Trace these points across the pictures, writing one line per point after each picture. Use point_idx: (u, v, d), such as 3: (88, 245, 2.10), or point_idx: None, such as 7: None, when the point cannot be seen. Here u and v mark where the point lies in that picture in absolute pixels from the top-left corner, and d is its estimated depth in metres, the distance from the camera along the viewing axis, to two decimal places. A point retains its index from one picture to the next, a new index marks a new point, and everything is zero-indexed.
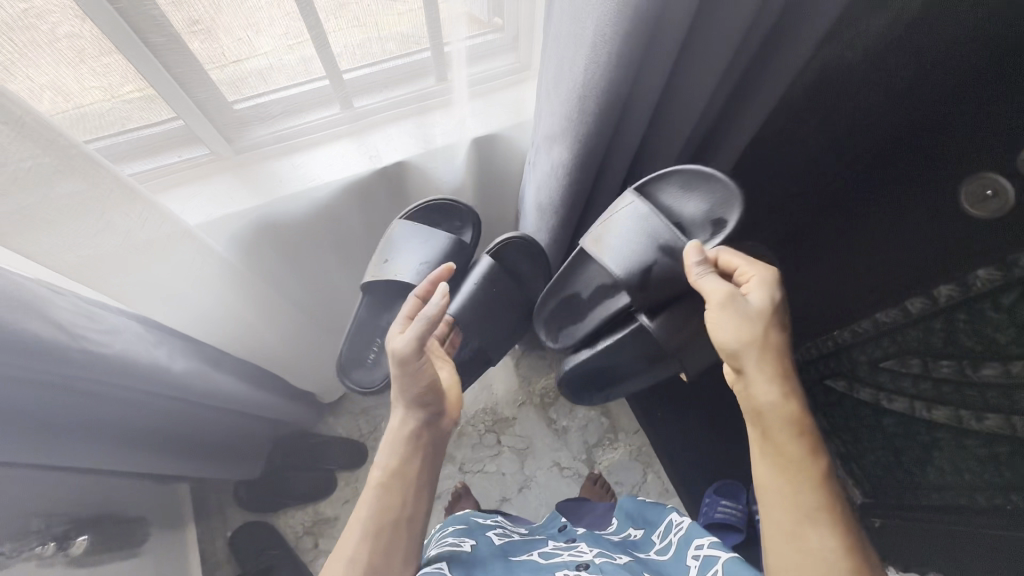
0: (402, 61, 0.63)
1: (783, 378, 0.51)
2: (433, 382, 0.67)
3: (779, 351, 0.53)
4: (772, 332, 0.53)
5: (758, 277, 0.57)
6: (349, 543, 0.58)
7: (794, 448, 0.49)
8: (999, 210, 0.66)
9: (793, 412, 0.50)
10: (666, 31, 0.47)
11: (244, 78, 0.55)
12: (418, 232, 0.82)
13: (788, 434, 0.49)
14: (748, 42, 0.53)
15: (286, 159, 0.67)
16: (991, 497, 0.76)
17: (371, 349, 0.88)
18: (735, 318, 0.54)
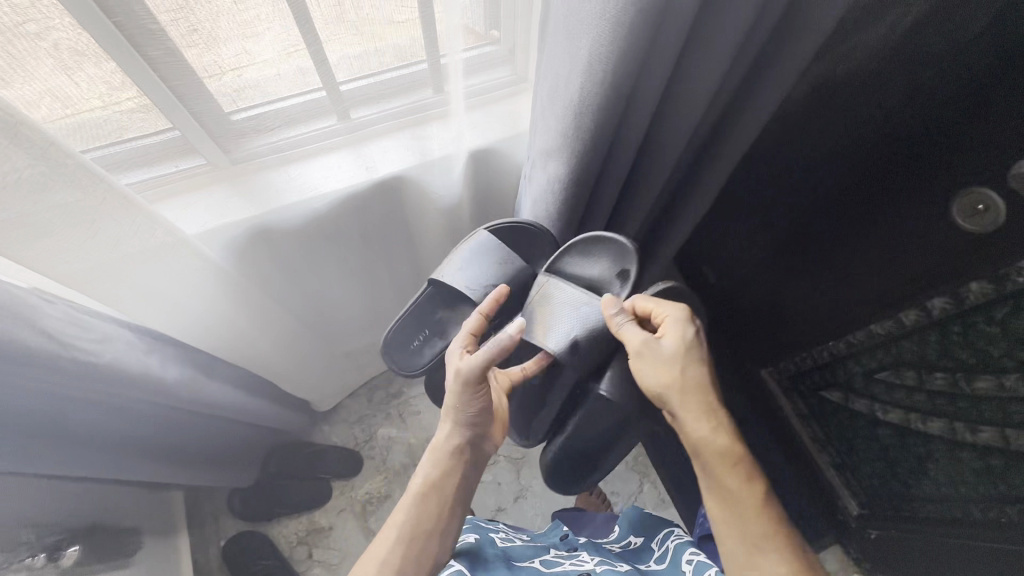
0: (399, 72, 0.64)
1: (708, 415, 0.61)
2: (486, 407, 0.70)
3: (701, 387, 0.63)
4: (700, 378, 0.63)
5: (672, 318, 0.65)
6: (384, 545, 0.63)
7: (731, 480, 0.59)
8: (992, 225, 0.60)
9: (720, 446, 0.60)
10: (661, 47, 0.47)
11: (241, 88, 0.55)
12: (495, 250, 0.78)
13: (721, 468, 0.59)
14: (744, 57, 0.54)
15: (283, 170, 0.68)
16: (987, 509, 0.76)
17: (418, 336, 0.86)
18: (658, 373, 0.63)
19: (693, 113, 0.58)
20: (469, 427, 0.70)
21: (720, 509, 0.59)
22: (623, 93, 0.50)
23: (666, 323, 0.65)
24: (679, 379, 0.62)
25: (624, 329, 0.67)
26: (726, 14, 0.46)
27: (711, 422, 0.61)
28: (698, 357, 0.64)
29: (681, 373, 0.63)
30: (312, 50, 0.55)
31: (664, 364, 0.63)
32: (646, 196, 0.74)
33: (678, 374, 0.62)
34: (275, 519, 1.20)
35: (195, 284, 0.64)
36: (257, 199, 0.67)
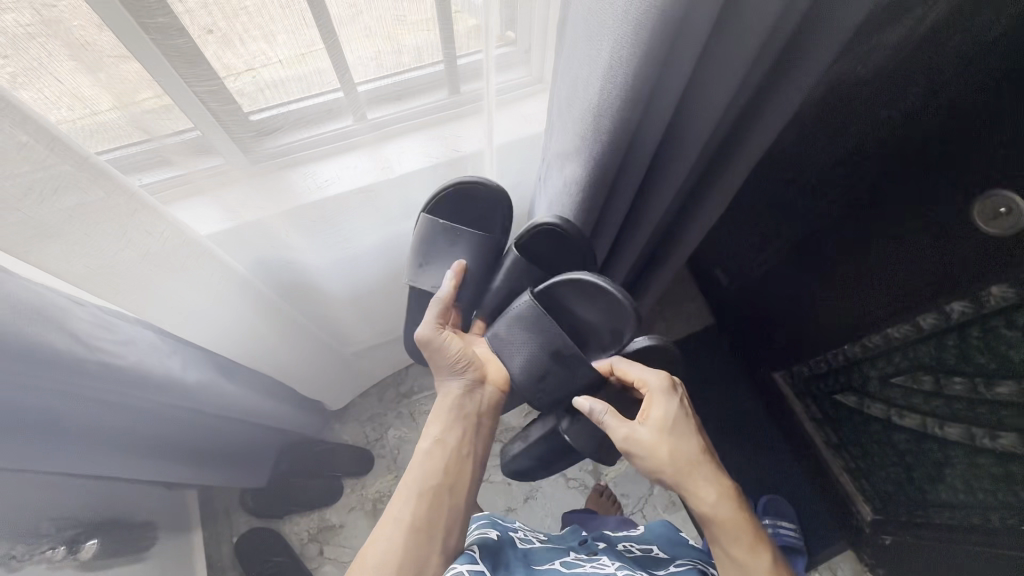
0: (414, 74, 0.64)
1: (707, 489, 0.66)
2: (469, 354, 0.76)
3: (693, 463, 0.66)
4: (691, 454, 0.67)
5: (655, 392, 0.69)
6: (399, 504, 0.67)
7: (736, 547, 0.64)
8: (1013, 229, 0.59)
9: (721, 517, 0.65)
10: (677, 50, 0.47)
11: (260, 88, 0.55)
12: (437, 229, 0.78)
13: (725, 537, 0.65)
14: (763, 56, 0.53)
15: (300, 169, 0.67)
16: (1005, 516, 0.75)
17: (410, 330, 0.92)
18: (649, 458, 0.67)
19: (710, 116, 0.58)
20: (459, 380, 0.75)
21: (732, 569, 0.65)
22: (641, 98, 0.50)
23: (650, 403, 0.69)
24: (673, 461, 0.66)
25: (607, 421, 0.69)
26: (748, 13, 0.46)
27: (710, 495, 0.65)
28: (684, 432, 0.68)
29: (672, 455, 0.66)
30: (331, 49, 0.55)
31: (654, 450, 0.67)
32: (662, 198, 0.73)
33: (670, 457, 0.66)
34: (288, 517, 1.21)
35: (214, 283, 0.65)
36: (277, 199, 0.67)
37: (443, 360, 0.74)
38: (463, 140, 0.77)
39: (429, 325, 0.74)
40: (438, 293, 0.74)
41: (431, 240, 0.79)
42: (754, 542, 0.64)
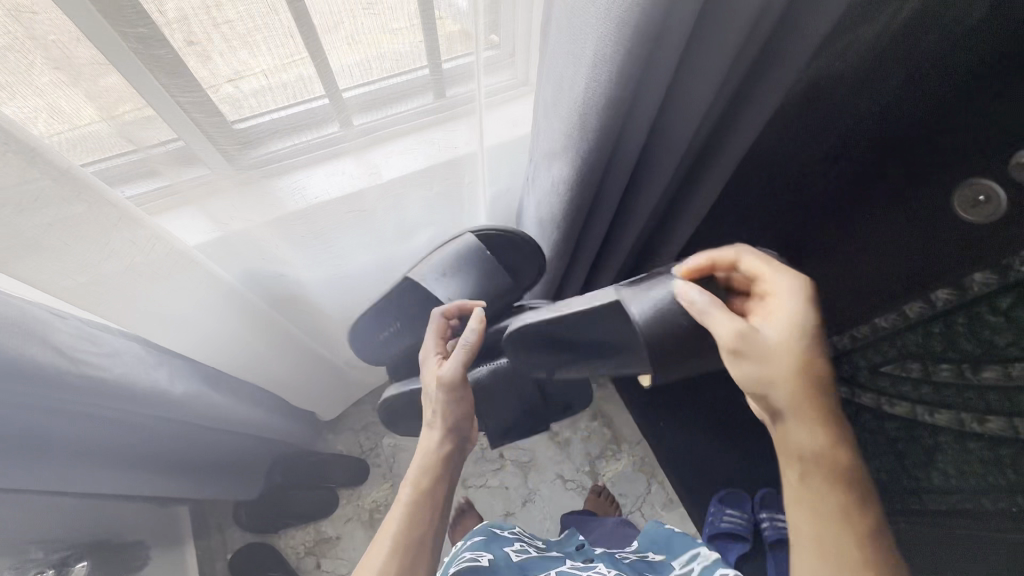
0: (400, 79, 0.64)
1: (828, 421, 0.51)
2: (468, 409, 0.74)
3: (822, 386, 0.52)
4: (818, 373, 0.51)
5: (785, 290, 0.55)
6: (378, 557, 0.61)
7: (822, 499, 0.49)
8: (994, 214, 0.63)
9: (830, 460, 0.50)
10: (661, 42, 0.47)
11: (244, 97, 0.55)
12: (473, 258, 0.79)
13: (824, 485, 0.50)
14: (749, 50, 0.53)
15: (289, 177, 0.66)
16: (997, 500, 0.76)
17: (387, 330, 0.89)
18: (761, 360, 0.52)
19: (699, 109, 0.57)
20: (455, 431, 0.72)
21: (811, 541, 0.49)
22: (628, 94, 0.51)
23: (782, 300, 0.55)
24: (792, 374, 0.51)
25: (706, 309, 0.57)
26: (730, 11, 0.47)
27: (818, 433, 0.50)
28: (819, 348, 0.53)
29: (797, 366, 0.51)
30: (312, 51, 0.55)
31: (779, 353, 0.52)
32: (652, 195, 0.73)
33: (787, 367, 0.51)
34: (283, 531, 1.20)
35: (201, 292, 0.64)
36: (264, 208, 0.67)
37: (455, 409, 0.72)
38: (454, 142, 0.76)
39: (455, 368, 0.72)
40: (467, 338, 0.73)
41: (464, 265, 0.79)
42: (848, 504, 0.49)
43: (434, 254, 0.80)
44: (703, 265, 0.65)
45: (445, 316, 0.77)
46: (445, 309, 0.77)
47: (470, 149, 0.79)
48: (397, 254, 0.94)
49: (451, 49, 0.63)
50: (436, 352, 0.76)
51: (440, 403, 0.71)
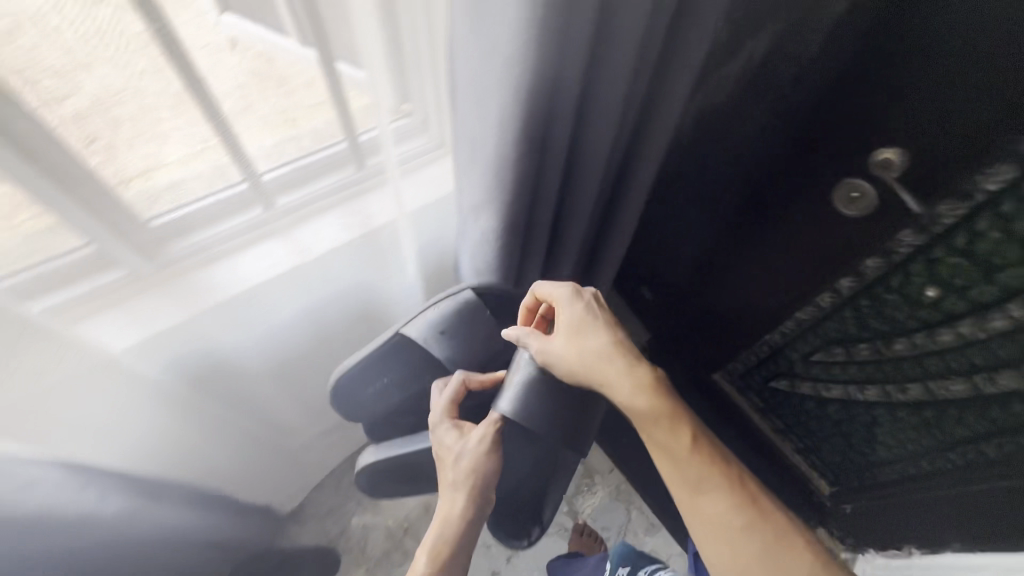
0: (320, 154, 0.65)
1: (630, 374, 0.57)
2: (495, 475, 0.67)
3: (612, 349, 0.59)
4: (607, 350, 0.59)
5: (559, 300, 0.63)
6: None
7: (661, 437, 0.57)
8: (868, 207, 0.69)
9: (649, 404, 0.57)
10: (560, 59, 0.49)
11: (158, 193, 0.57)
12: (472, 318, 0.70)
13: (655, 426, 0.57)
14: (639, 89, 0.58)
15: (214, 266, 0.67)
16: (933, 459, 0.83)
17: (373, 385, 0.79)
18: (568, 359, 0.60)
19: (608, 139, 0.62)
20: (476, 501, 0.67)
21: (674, 482, 0.57)
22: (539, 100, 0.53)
23: (559, 309, 0.62)
24: (588, 356, 0.59)
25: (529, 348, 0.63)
26: (613, 64, 0.53)
27: (629, 393, 0.57)
28: (594, 326, 0.61)
29: (583, 353, 0.59)
30: (219, 132, 0.55)
31: (570, 353, 0.60)
32: (580, 229, 0.77)
33: (583, 353, 0.60)
34: None
35: (122, 394, 0.60)
36: (190, 301, 0.64)
37: (491, 470, 0.66)
38: (373, 216, 0.74)
39: (482, 430, 0.66)
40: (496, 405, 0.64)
41: (461, 325, 0.70)
42: (676, 428, 0.57)
43: (427, 310, 0.70)
44: (528, 310, 0.69)
45: (471, 383, 0.69)
46: (469, 376, 0.70)
47: (385, 223, 0.75)
48: (333, 333, 0.90)
49: (362, 118, 0.65)
50: (449, 416, 0.68)
51: (466, 472, 0.65)
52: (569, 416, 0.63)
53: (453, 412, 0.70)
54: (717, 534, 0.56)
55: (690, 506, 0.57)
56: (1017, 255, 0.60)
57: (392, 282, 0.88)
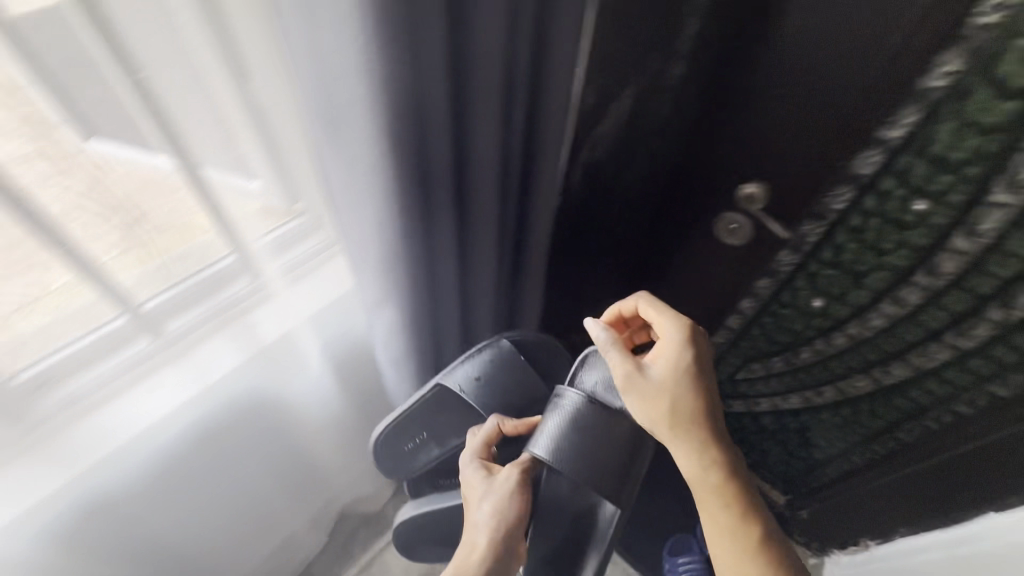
0: (204, 274, 0.61)
1: (708, 446, 0.59)
2: (521, 516, 0.62)
3: (699, 413, 0.59)
4: (693, 415, 0.59)
5: (665, 338, 0.62)
6: None
7: (721, 517, 0.58)
8: (748, 235, 0.75)
9: (717, 481, 0.59)
10: (431, 163, 0.53)
11: (20, 345, 0.53)
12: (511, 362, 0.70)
13: (718, 504, 0.59)
14: (507, 177, 0.65)
15: (95, 415, 0.61)
16: (862, 452, 0.87)
17: (411, 440, 0.74)
18: (644, 406, 0.60)
19: (495, 232, 0.66)
20: (499, 541, 0.60)
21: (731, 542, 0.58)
22: (421, 204, 0.56)
23: (660, 345, 0.62)
24: (669, 412, 0.59)
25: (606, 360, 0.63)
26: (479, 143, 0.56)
27: (708, 455, 0.59)
28: (691, 384, 0.60)
29: (672, 404, 0.59)
30: (72, 261, 0.50)
31: (654, 398, 0.59)
32: (493, 299, 0.77)
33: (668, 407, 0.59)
34: None
35: None
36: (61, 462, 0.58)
37: (517, 518, 0.62)
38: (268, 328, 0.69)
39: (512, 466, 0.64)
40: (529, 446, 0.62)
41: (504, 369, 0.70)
42: (739, 513, 0.58)
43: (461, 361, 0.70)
44: (616, 320, 0.70)
45: (506, 427, 0.67)
46: (504, 420, 0.67)
47: (278, 337, 0.70)
48: (249, 466, 0.80)
49: (252, 229, 0.60)
50: (480, 457, 0.67)
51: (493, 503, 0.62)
52: (596, 455, 0.60)
53: (484, 456, 0.68)
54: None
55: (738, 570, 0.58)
56: (875, 260, 0.65)
57: (314, 395, 0.81)
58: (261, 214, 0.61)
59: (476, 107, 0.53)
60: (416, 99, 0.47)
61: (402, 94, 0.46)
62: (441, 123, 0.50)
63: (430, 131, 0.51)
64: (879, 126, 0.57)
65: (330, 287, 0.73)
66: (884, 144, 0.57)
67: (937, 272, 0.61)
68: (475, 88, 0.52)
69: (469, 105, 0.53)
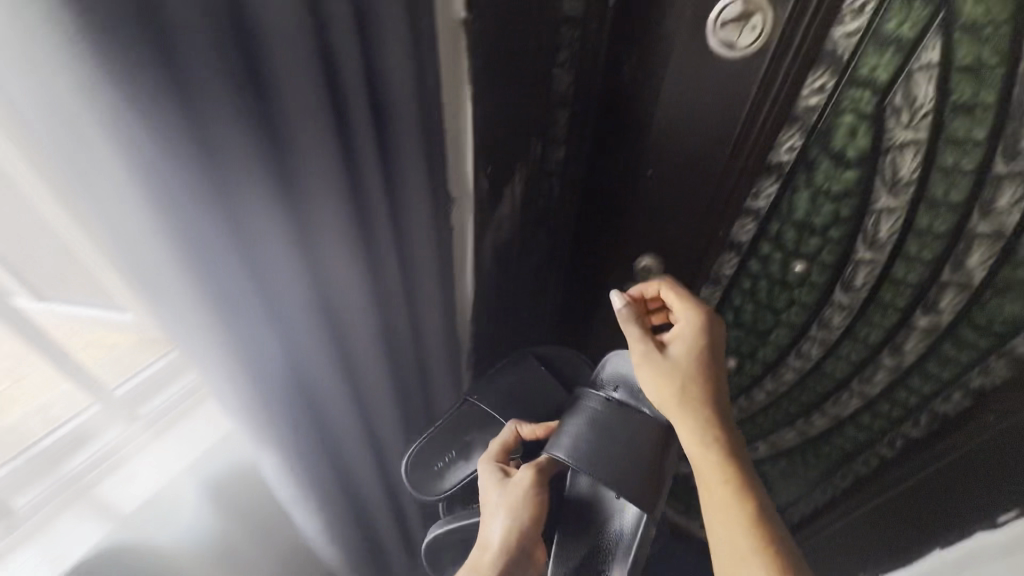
0: (56, 431, 0.51)
1: (717, 435, 0.47)
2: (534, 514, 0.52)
3: (708, 395, 0.49)
4: (702, 397, 0.49)
5: (677, 312, 0.54)
6: None
7: (728, 530, 0.43)
8: None
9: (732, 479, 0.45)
10: (280, 310, 0.44)
11: None
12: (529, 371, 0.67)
13: (733, 509, 0.44)
14: (392, 300, 0.56)
15: None
16: (805, 505, 0.85)
17: (439, 461, 0.62)
18: (653, 380, 0.51)
19: (385, 353, 0.57)
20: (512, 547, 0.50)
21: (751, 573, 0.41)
22: (275, 356, 0.46)
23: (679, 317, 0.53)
24: (683, 391, 0.49)
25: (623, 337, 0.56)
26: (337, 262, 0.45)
27: (726, 454, 0.47)
28: (704, 361, 0.51)
29: (678, 381, 0.50)
30: None
31: (660, 374, 0.50)
32: (403, 424, 0.70)
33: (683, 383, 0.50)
34: None
35: None
36: None
37: (530, 525, 0.51)
38: (132, 489, 0.54)
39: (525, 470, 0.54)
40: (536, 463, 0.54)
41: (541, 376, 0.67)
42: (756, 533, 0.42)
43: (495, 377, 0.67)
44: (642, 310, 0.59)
45: (523, 432, 0.58)
46: (522, 426, 0.59)
47: (145, 500, 0.54)
48: None
49: (119, 369, 0.55)
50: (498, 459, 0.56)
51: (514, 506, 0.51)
52: (614, 449, 0.51)
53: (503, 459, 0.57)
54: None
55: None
56: (773, 317, 0.66)
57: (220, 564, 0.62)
58: (132, 346, 0.55)
59: (331, 246, 0.44)
60: (239, 241, 0.38)
61: (221, 246, 0.37)
62: (282, 266, 0.42)
63: (268, 276, 0.41)
64: (748, 198, 0.58)
65: (200, 437, 0.58)
66: (755, 213, 0.59)
67: (830, 326, 0.62)
68: (322, 223, 0.42)
69: (320, 242, 0.43)
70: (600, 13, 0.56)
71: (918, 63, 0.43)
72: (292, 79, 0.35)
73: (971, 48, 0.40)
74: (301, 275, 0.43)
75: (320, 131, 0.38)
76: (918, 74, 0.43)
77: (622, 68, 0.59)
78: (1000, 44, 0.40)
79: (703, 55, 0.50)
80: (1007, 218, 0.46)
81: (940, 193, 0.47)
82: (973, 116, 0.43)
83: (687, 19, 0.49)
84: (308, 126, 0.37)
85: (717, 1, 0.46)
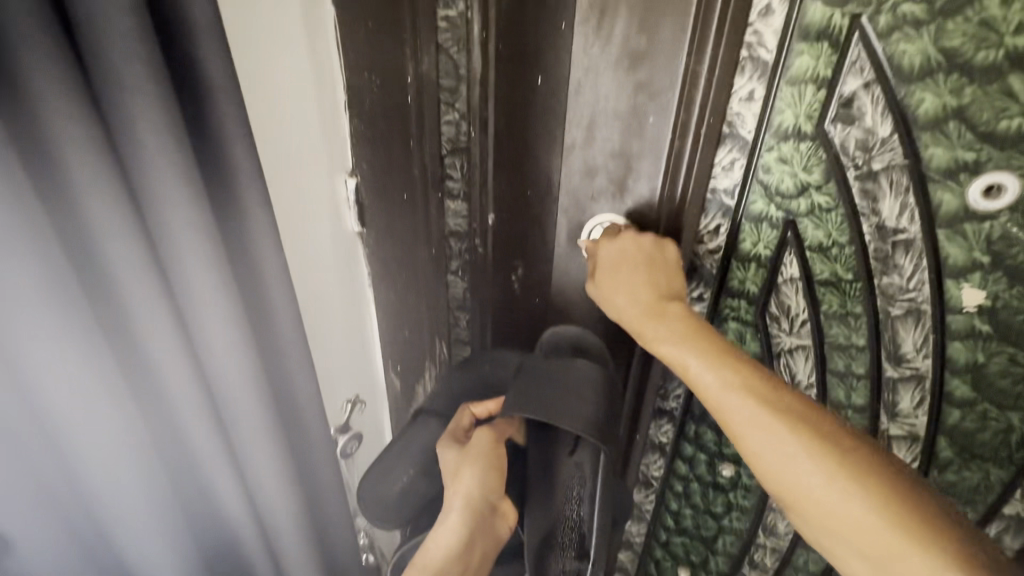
0: None
1: (676, 321, 0.37)
2: (497, 453, 0.43)
3: (654, 284, 0.39)
4: (649, 292, 0.39)
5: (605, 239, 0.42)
6: None
7: (739, 417, 0.33)
8: None
9: (720, 369, 0.34)
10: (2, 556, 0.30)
11: None
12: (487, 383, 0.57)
13: (740, 402, 0.33)
14: (231, 535, 0.40)
15: None
16: None
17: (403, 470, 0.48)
18: (606, 297, 0.40)
19: None
20: (472, 496, 0.42)
21: (792, 470, 0.31)
22: None
23: (607, 245, 0.41)
24: (645, 298, 0.38)
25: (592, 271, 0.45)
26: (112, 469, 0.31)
27: (691, 329, 0.36)
28: (639, 265, 0.40)
29: (624, 288, 0.39)
30: None
31: (606, 289, 0.40)
32: None
33: (633, 291, 0.39)
34: None
35: None
36: None
37: (496, 477, 0.43)
38: None
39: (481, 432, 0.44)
40: (498, 426, 0.45)
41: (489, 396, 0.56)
42: (770, 405, 0.32)
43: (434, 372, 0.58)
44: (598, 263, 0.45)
45: (478, 414, 0.48)
46: (473, 407, 0.48)
47: None
48: None
49: None
50: (457, 433, 0.47)
51: (466, 464, 0.43)
52: (553, 393, 0.40)
53: (459, 437, 0.46)
54: (874, 560, 0.29)
55: (807, 511, 0.31)
56: (715, 525, 0.60)
57: None
58: None
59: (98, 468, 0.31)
60: None
61: None
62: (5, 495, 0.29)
63: None
64: (657, 399, 0.55)
65: None
66: (671, 414, 0.56)
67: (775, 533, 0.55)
68: (81, 447, 0.30)
69: (78, 464, 0.31)
70: (482, 230, 0.49)
71: (783, 278, 0.45)
72: (18, 288, 0.25)
73: (824, 265, 0.42)
74: (46, 495, 0.31)
75: (67, 334, 0.27)
76: (785, 286, 0.45)
77: (513, 277, 0.51)
78: (850, 264, 0.41)
79: (584, 271, 0.49)
80: (915, 422, 0.43)
81: (843, 396, 0.46)
82: (847, 325, 0.43)
83: (564, 240, 0.48)
84: (39, 323, 0.26)
85: (585, 227, 0.46)
